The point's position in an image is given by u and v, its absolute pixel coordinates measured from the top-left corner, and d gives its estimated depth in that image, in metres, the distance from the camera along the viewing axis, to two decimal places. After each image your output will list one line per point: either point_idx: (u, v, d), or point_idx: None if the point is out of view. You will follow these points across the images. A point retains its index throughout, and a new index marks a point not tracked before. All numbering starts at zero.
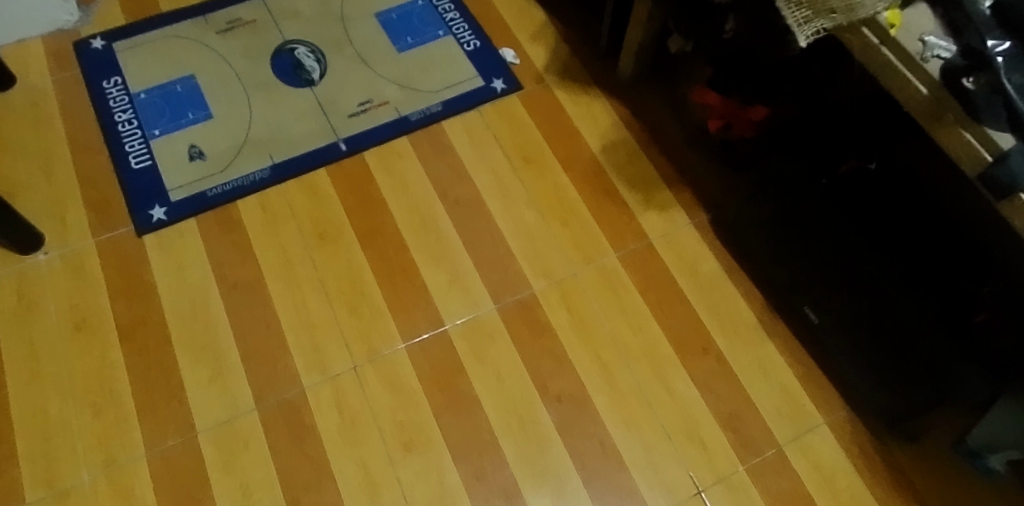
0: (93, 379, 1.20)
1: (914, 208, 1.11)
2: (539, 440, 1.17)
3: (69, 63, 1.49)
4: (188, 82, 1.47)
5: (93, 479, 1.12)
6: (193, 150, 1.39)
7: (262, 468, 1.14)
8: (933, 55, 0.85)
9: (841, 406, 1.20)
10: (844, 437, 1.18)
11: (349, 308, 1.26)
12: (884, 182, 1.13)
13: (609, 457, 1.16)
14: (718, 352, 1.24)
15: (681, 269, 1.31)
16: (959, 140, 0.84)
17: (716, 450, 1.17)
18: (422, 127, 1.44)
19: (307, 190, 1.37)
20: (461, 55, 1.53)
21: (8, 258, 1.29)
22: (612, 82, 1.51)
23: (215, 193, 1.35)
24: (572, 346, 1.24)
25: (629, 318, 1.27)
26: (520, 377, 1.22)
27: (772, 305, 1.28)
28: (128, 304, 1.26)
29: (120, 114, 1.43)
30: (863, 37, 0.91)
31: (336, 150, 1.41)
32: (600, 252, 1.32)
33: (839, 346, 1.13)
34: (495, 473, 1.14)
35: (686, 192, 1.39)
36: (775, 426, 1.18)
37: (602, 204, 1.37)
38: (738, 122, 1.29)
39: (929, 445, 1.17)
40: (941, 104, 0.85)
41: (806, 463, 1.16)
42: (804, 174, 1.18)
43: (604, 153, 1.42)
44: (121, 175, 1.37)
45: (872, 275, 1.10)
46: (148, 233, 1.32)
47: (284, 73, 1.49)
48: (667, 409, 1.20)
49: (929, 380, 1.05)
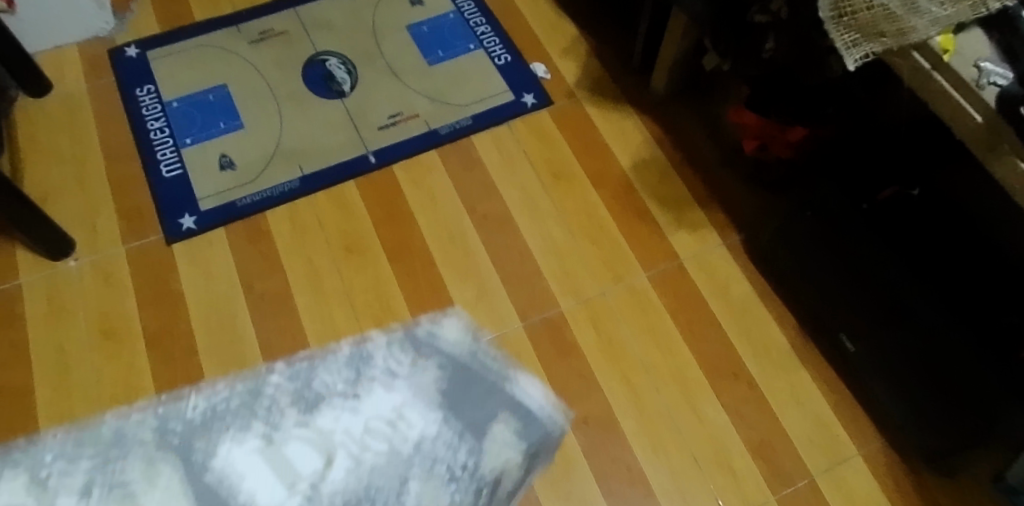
0: (120, 387, 1.19)
1: (958, 236, 1.09)
2: (565, 462, 1.15)
3: (104, 70, 1.50)
4: (220, 91, 1.47)
5: None
6: (223, 160, 1.39)
7: None
8: (989, 82, 0.83)
9: (876, 437, 1.17)
10: (879, 468, 1.15)
11: (375, 322, 1.25)
12: (929, 209, 1.11)
13: (636, 482, 1.14)
14: (750, 377, 1.21)
15: (712, 290, 1.29)
16: (1015, 171, 0.81)
17: (746, 479, 1.14)
18: (452, 140, 1.44)
19: (337, 202, 1.37)
20: (491, 69, 1.52)
21: (39, 264, 1.30)
22: (643, 98, 1.49)
23: (244, 202, 1.35)
24: (600, 366, 1.22)
25: (658, 340, 1.25)
26: (547, 397, 1.20)
27: (806, 331, 1.26)
28: (157, 312, 1.26)
29: (152, 122, 1.44)
30: (913, 61, 0.89)
31: (365, 162, 1.40)
32: (630, 271, 1.30)
33: (874, 372, 1.14)
34: (520, 495, 1.12)
35: (719, 212, 1.37)
36: (807, 455, 1.16)
37: (632, 224, 1.35)
38: (775, 143, 1.27)
39: (969, 483, 1.14)
40: (996, 134, 0.82)
41: (840, 495, 1.13)
42: (846, 199, 1.13)
43: (634, 170, 1.41)
44: (152, 183, 1.37)
45: (915, 304, 1.05)
46: (177, 241, 1.32)
47: (316, 84, 1.49)
48: (696, 434, 1.17)
49: (974, 417, 1.02)
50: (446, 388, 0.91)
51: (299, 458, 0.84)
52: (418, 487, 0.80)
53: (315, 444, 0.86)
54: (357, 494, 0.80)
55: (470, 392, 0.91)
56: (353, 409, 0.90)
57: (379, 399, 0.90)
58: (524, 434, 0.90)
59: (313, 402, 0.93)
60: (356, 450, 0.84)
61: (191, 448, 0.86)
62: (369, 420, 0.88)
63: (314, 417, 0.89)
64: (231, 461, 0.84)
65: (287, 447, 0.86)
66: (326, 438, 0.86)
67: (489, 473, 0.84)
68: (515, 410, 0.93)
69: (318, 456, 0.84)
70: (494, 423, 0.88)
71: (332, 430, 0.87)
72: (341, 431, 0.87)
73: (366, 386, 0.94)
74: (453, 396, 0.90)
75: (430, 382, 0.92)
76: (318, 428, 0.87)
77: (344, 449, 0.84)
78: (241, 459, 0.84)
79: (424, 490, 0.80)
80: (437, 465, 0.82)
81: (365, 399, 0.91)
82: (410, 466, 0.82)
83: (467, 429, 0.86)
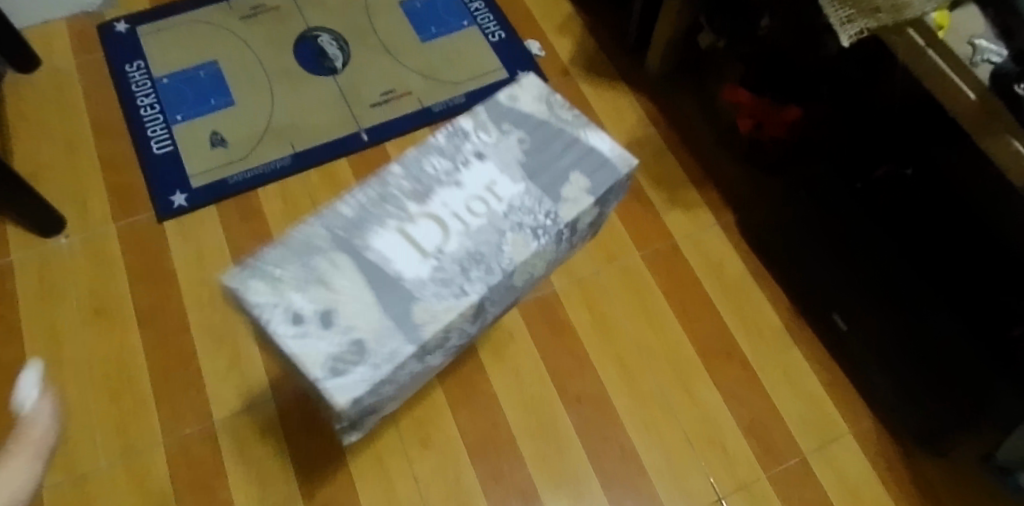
0: (113, 365, 1.19)
1: (951, 216, 1.08)
2: (557, 440, 1.15)
3: (93, 46, 1.49)
4: (210, 67, 1.46)
5: (111, 466, 1.12)
6: (214, 137, 1.38)
7: (278, 459, 1.13)
8: (983, 60, 0.83)
9: (868, 416, 1.18)
10: (870, 448, 1.16)
11: None
12: (922, 189, 1.10)
13: (628, 460, 1.14)
14: (742, 357, 1.22)
15: (705, 270, 1.29)
16: (1009, 150, 0.81)
17: (738, 457, 1.15)
18: (445, 118, 1.43)
19: (329, 180, 1.36)
20: (485, 47, 1.50)
21: (30, 241, 1.29)
22: (638, 76, 1.48)
23: (236, 180, 1.34)
24: (593, 346, 1.22)
25: (651, 319, 1.25)
26: (540, 376, 1.20)
27: (799, 310, 1.26)
28: (149, 290, 1.25)
29: (143, 98, 1.42)
30: (908, 38, 0.87)
31: (357, 140, 1.39)
32: (624, 251, 1.30)
33: (866, 352, 1.15)
34: (512, 473, 1.13)
35: (713, 192, 1.36)
36: (798, 433, 1.16)
37: (626, 203, 1.35)
38: (771, 123, 1.25)
39: (960, 462, 1.15)
40: (990, 112, 0.82)
41: (830, 473, 1.14)
42: (838, 179, 1.12)
43: (628, 149, 1.40)
44: (143, 160, 1.36)
45: (906, 285, 1.05)
46: (168, 219, 1.31)
47: (307, 61, 1.47)
48: (689, 413, 1.18)
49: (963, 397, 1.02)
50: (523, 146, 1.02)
51: (420, 233, 0.96)
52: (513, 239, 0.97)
53: (434, 220, 0.98)
54: (473, 253, 0.96)
55: (551, 133, 1.04)
56: (455, 185, 1.00)
57: (477, 171, 1.01)
58: (596, 178, 1.00)
59: (423, 181, 1.00)
60: (475, 259, 0.96)
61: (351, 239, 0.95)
62: (470, 197, 0.99)
63: (427, 195, 0.99)
64: (385, 281, 0.92)
65: (407, 283, 0.94)
66: (445, 245, 0.96)
67: (566, 221, 0.98)
68: (585, 153, 1.02)
69: (432, 270, 0.94)
70: (572, 179, 1.01)
71: (444, 246, 0.95)
72: (457, 252, 0.96)
73: (460, 154, 1.02)
74: (535, 153, 1.02)
75: (510, 145, 1.03)
76: (430, 250, 0.96)
77: (460, 243, 0.96)
78: (385, 275, 0.93)
79: (517, 245, 0.97)
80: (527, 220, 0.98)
81: (461, 173, 1.01)
82: (501, 225, 0.98)
83: (554, 193, 1.00)
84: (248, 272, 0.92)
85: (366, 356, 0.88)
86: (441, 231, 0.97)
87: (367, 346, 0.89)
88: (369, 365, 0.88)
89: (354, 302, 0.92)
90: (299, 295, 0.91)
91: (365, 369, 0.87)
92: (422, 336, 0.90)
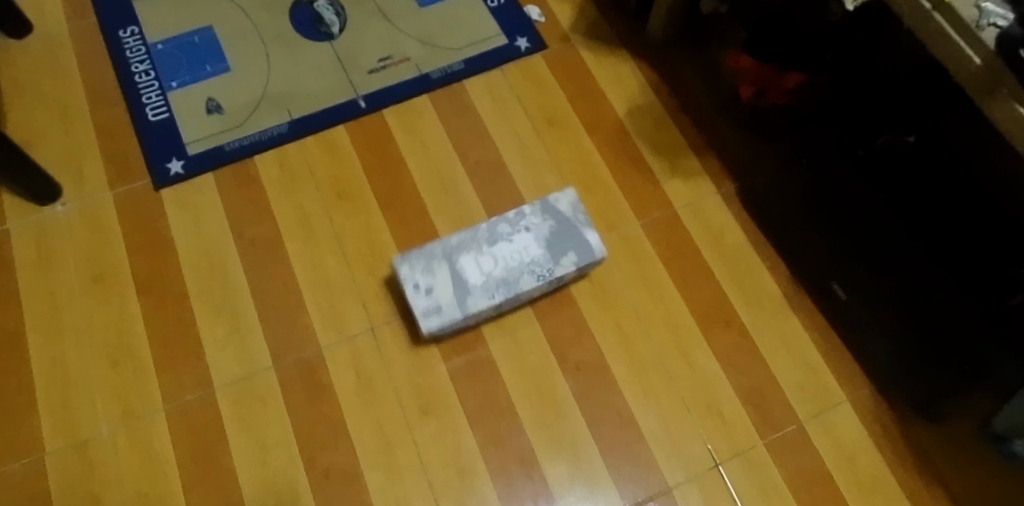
0: (111, 332, 1.19)
1: (952, 185, 1.11)
2: (556, 407, 1.16)
3: (86, 11, 1.47)
4: (205, 33, 1.44)
5: (112, 432, 1.13)
6: (210, 104, 1.37)
7: (278, 426, 1.14)
8: (989, 24, 0.81)
9: (865, 384, 1.18)
10: (867, 415, 1.16)
11: (366, 268, 1.25)
12: (922, 158, 1.13)
13: (626, 427, 1.15)
14: (741, 325, 1.22)
15: (705, 239, 1.28)
16: (1012, 115, 0.80)
17: (735, 424, 1.15)
18: (443, 85, 1.41)
19: (327, 147, 1.35)
20: (484, 12, 1.48)
21: (26, 208, 1.28)
22: (639, 43, 1.46)
23: (232, 147, 1.33)
24: (593, 315, 1.22)
25: (651, 288, 1.25)
26: (539, 344, 1.20)
27: (799, 280, 1.25)
28: (146, 257, 1.25)
29: (137, 64, 1.40)
30: (915, 1, 0.87)
31: (355, 107, 1.38)
32: (623, 219, 1.30)
33: (864, 323, 1.13)
34: (511, 439, 1.14)
35: (714, 160, 1.35)
36: (796, 401, 1.17)
37: (627, 172, 1.34)
38: (772, 88, 1.23)
39: (956, 430, 1.16)
40: (994, 76, 0.81)
41: (826, 439, 1.15)
42: (839, 146, 1.17)
43: (629, 117, 1.39)
44: (138, 127, 1.35)
45: (906, 253, 1.09)
46: (165, 187, 1.30)
47: (304, 27, 1.45)
48: (687, 381, 1.18)
49: (961, 364, 1.04)
50: (557, 233, 1.22)
51: (483, 257, 1.20)
52: (528, 281, 1.19)
53: (492, 257, 1.21)
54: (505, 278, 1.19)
55: (567, 228, 1.23)
56: (506, 240, 1.22)
57: (522, 236, 1.22)
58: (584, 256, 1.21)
59: (493, 230, 1.22)
60: (504, 284, 1.19)
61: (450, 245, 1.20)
62: (514, 247, 1.21)
63: (495, 240, 1.22)
64: (466, 289, 1.18)
65: (471, 289, 1.18)
66: (492, 272, 1.19)
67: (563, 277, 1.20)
68: (581, 248, 1.21)
69: (484, 286, 1.18)
70: (566, 259, 1.21)
71: (490, 272, 1.19)
72: (497, 275, 1.19)
73: (516, 223, 1.23)
74: (553, 242, 1.22)
75: (543, 225, 1.23)
76: (479, 272, 1.19)
77: (502, 271, 1.19)
78: (465, 285, 1.18)
79: (529, 284, 1.19)
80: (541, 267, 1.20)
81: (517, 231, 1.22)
82: (524, 269, 1.20)
83: (556, 259, 1.21)
84: (408, 263, 1.19)
85: (441, 314, 1.16)
86: (491, 257, 1.20)
87: (444, 307, 1.16)
88: (444, 318, 1.16)
89: (445, 285, 1.18)
90: (424, 275, 1.18)
91: (437, 319, 1.16)
92: (468, 310, 1.17)
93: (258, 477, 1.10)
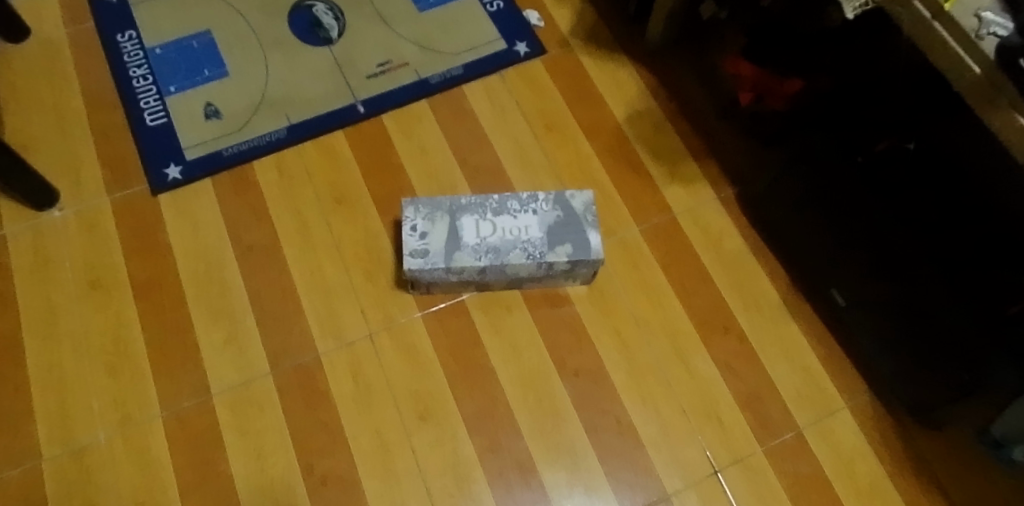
0: (109, 338, 1.19)
1: (953, 191, 1.08)
2: (554, 414, 1.16)
3: (84, 15, 1.46)
4: (204, 37, 1.43)
5: (109, 438, 1.12)
6: (208, 109, 1.36)
7: (276, 432, 1.13)
8: (988, 33, 0.81)
9: (864, 390, 1.18)
10: (866, 422, 1.16)
11: (364, 274, 1.25)
12: (923, 164, 1.10)
13: (625, 434, 1.15)
14: (740, 331, 1.22)
15: (704, 245, 1.28)
16: (1012, 125, 0.80)
17: (734, 430, 1.15)
18: (442, 90, 1.41)
19: (325, 152, 1.34)
20: (483, 16, 1.48)
21: (23, 214, 1.28)
22: (639, 47, 1.46)
23: (231, 152, 1.33)
24: (592, 320, 1.22)
25: (650, 294, 1.24)
26: (538, 350, 1.20)
27: (798, 285, 1.25)
28: (144, 263, 1.24)
29: (135, 69, 1.40)
30: (914, 10, 0.86)
31: (354, 112, 1.38)
32: (623, 225, 1.29)
33: (863, 330, 1.14)
34: (509, 446, 1.13)
35: (713, 166, 1.35)
36: (794, 407, 1.17)
37: (625, 177, 1.33)
38: (771, 95, 1.24)
39: (955, 436, 1.15)
40: (994, 86, 0.81)
41: (825, 446, 1.14)
42: (840, 152, 1.15)
43: (629, 122, 1.39)
44: (136, 132, 1.34)
45: (906, 261, 1.09)
46: (163, 192, 1.30)
47: (303, 31, 1.45)
48: (686, 387, 1.18)
49: (958, 372, 1.05)
50: (559, 225, 1.17)
51: (486, 224, 1.16)
52: (514, 259, 1.14)
53: (494, 225, 1.17)
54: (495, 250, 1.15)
55: (573, 223, 1.17)
56: (511, 214, 1.18)
57: (529, 215, 1.17)
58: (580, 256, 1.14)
59: (503, 203, 1.19)
60: (493, 252, 1.15)
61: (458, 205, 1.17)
62: (517, 222, 1.17)
63: (502, 211, 1.18)
64: (457, 245, 1.15)
65: (462, 246, 1.15)
66: (488, 237, 1.16)
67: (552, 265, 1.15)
68: (580, 244, 1.15)
69: (474, 250, 1.14)
70: (562, 249, 1.15)
71: (486, 236, 1.16)
72: (491, 241, 1.15)
73: (527, 203, 1.18)
74: (556, 230, 1.16)
75: (551, 214, 1.17)
76: (475, 233, 1.16)
77: (497, 240, 1.15)
78: (458, 241, 1.15)
79: (517, 262, 1.15)
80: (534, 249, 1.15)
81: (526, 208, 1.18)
82: (517, 245, 1.15)
83: (552, 246, 1.15)
84: (414, 206, 1.16)
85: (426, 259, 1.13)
86: (491, 224, 1.16)
87: (432, 253, 1.14)
88: (426, 262, 1.13)
89: (441, 233, 1.15)
90: (424, 220, 1.15)
91: (420, 261, 1.13)
92: (449, 262, 1.13)
93: (255, 484, 1.10)
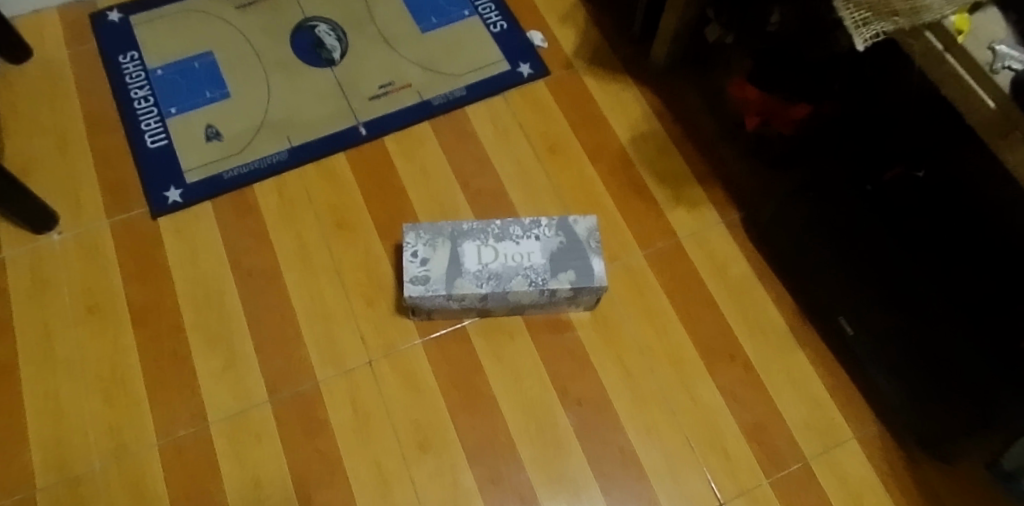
0: (106, 364, 1.17)
1: (959, 219, 1.07)
2: (557, 444, 1.13)
3: (86, 36, 1.46)
4: (205, 58, 1.42)
5: (104, 468, 1.10)
6: (209, 131, 1.35)
7: (274, 462, 1.11)
8: (1003, 66, 0.79)
9: (872, 420, 1.16)
10: (875, 453, 1.14)
11: (365, 300, 1.23)
12: (931, 191, 1.09)
13: (629, 465, 1.12)
14: (746, 359, 1.19)
15: (710, 270, 1.26)
16: None
17: (739, 462, 1.13)
18: (445, 111, 1.39)
19: (326, 175, 1.33)
20: (486, 37, 1.47)
21: (21, 237, 1.27)
22: (644, 69, 1.45)
23: (231, 175, 1.32)
24: (594, 347, 1.20)
25: (654, 321, 1.22)
26: (540, 378, 1.18)
27: (805, 313, 1.23)
28: (143, 287, 1.23)
29: (136, 90, 1.39)
30: (926, 42, 0.84)
31: (355, 134, 1.36)
32: (627, 250, 1.28)
33: (871, 357, 1.12)
34: (510, 477, 1.11)
35: (719, 189, 1.33)
36: (801, 438, 1.14)
37: (629, 200, 1.32)
38: (778, 119, 1.22)
39: (965, 468, 1.13)
40: (1010, 120, 0.79)
41: (833, 479, 1.12)
42: (848, 181, 1.13)
43: (633, 144, 1.37)
44: (136, 154, 1.33)
45: (914, 291, 1.05)
46: (163, 215, 1.29)
47: (305, 52, 1.44)
48: (690, 417, 1.16)
49: (969, 406, 1.01)
50: (561, 252, 1.15)
51: (487, 251, 1.15)
52: (516, 286, 1.13)
53: (494, 252, 1.15)
54: (496, 278, 1.13)
55: (575, 250, 1.15)
56: (513, 241, 1.16)
57: (530, 242, 1.16)
58: (584, 283, 1.13)
59: (506, 229, 1.17)
60: (495, 279, 1.13)
61: (458, 232, 1.16)
62: (518, 249, 1.15)
63: (503, 237, 1.16)
64: (458, 271, 1.13)
65: (463, 272, 1.13)
66: (490, 264, 1.14)
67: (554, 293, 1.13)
68: (584, 270, 1.14)
69: (475, 277, 1.13)
70: (565, 275, 1.13)
71: (488, 263, 1.14)
72: (493, 268, 1.14)
73: (530, 228, 1.17)
74: (558, 257, 1.14)
75: (553, 240, 1.15)
76: (476, 259, 1.14)
77: (499, 267, 1.14)
78: (459, 267, 1.13)
79: (519, 289, 1.13)
80: (535, 276, 1.13)
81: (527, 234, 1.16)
82: (518, 272, 1.13)
83: (554, 273, 1.13)
84: (415, 231, 1.15)
85: (426, 287, 1.12)
86: (494, 250, 1.15)
87: (433, 279, 1.12)
88: (427, 289, 1.11)
89: (440, 259, 1.14)
90: (425, 246, 1.14)
91: (420, 288, 1.12)
92: (448, 290, 1.12)
93: None
